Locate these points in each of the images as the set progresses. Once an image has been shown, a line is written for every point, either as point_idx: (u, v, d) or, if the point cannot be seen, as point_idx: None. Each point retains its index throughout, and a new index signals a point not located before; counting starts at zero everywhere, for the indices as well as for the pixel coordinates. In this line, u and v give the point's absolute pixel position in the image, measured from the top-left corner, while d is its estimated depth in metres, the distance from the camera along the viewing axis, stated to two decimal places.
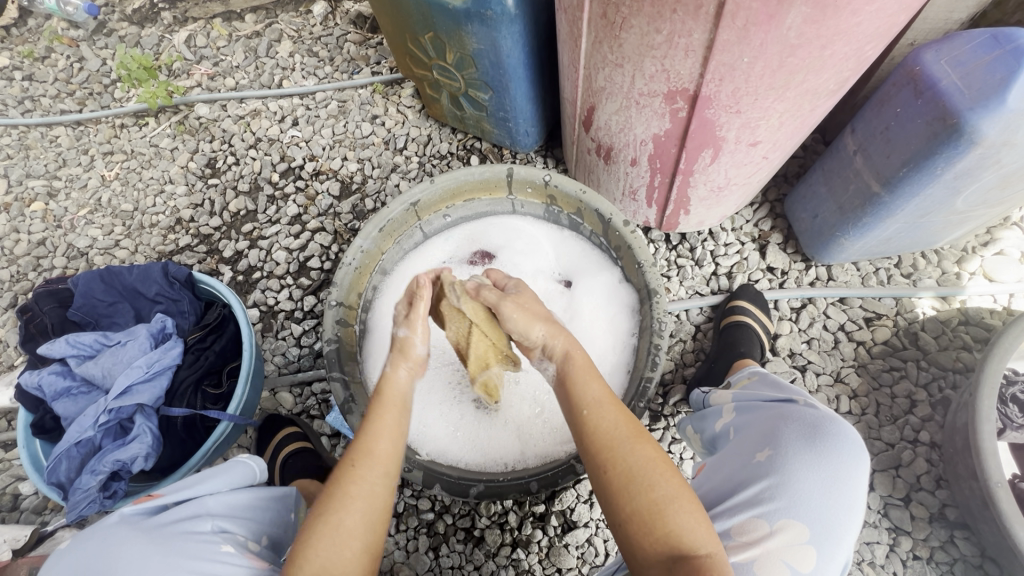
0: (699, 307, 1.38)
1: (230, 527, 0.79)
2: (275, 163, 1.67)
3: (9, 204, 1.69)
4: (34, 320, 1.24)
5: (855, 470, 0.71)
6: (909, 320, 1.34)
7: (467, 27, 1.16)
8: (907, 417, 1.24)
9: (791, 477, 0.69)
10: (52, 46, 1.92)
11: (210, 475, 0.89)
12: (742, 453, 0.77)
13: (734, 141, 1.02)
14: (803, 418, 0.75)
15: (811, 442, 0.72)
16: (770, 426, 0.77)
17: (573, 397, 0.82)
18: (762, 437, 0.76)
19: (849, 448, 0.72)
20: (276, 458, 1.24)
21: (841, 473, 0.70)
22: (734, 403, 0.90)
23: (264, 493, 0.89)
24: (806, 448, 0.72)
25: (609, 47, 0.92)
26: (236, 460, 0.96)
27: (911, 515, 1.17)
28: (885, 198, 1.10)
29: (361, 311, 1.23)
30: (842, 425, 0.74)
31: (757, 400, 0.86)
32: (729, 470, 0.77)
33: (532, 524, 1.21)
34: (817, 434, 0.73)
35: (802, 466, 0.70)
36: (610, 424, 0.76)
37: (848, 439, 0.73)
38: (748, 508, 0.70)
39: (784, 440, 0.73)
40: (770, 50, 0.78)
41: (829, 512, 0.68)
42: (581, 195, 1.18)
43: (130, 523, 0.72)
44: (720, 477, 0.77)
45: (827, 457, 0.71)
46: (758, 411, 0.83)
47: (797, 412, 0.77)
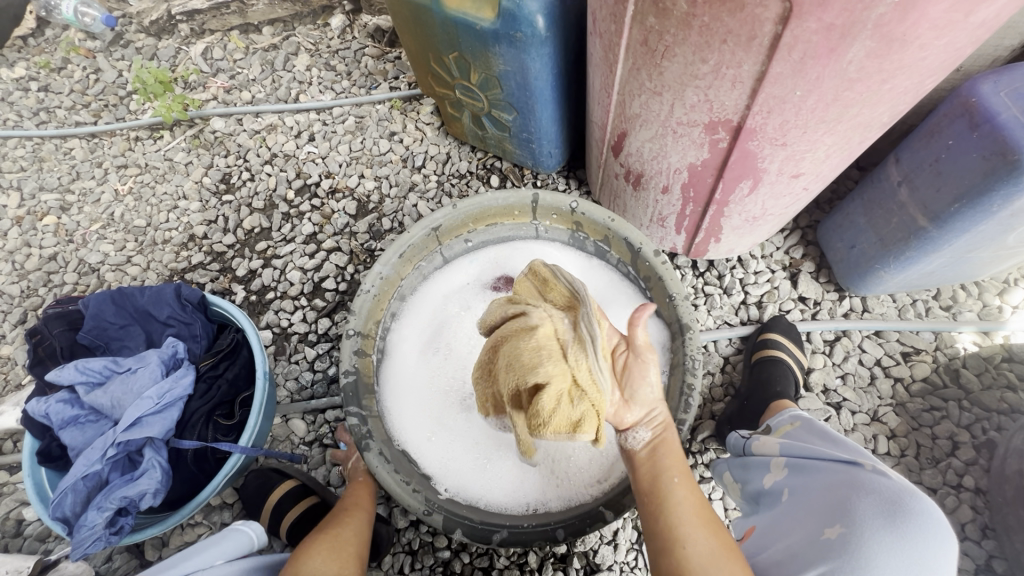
0: (727, 338, 1.33)
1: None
2: (291, 179, 1.63)
3: (21, 217, 1.67)
4: (43, 343, 1.20)
5: (943, 553, 0.64)
6: (949, 356, 1.28)
7: (493, 48, 1.12)
8: (950, 461, 1.18)
9: (867, 561, 0.64)
10: (68, 57, 1.91)
11: (198, 549, 0.85)
12: (810, 527, 0.72)
13: (775, 173, 0.97)
14: (879, 491, 0.69)
15: (890, 520, 0.66)
16: (839, 498, 0.72)
17: (657, 469, 0.85)
18: (831, 511, 0.71)
19: (936, 532, 0.65)
20: (280, 525, 1.15)
21: (929, 560, 0.63)
22: (786, 459, 0.85)
23: (259, 564, 0.85)
24: (884, 528, 0.65)
25: (649, 75, 0.88)
26: (228, 530, 0.93)
27: (956, 567, 1.10)
28: (932, 232, 1.05)
29: (379, 338, 1.18)
30: (925, 500, 0.67)
31: (816, 458, 0.81)
32: (794, 544, 0.72)
33: (553, 566, 1.15)
34: (895, 510, 0.66)
35: (879, 549, 0.64)
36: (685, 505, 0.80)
37: (934, 519, 0.66)
38: None
39: (857, 516, 0.68)
40: (826, 84, 0.74)
41: None
42: (610, 223, 1.14)
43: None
44: (784, 549, 0.74)
45: (910, 541, 0.64)
46: (820, 476, 0.77)
47: (871, 482, 0.71)
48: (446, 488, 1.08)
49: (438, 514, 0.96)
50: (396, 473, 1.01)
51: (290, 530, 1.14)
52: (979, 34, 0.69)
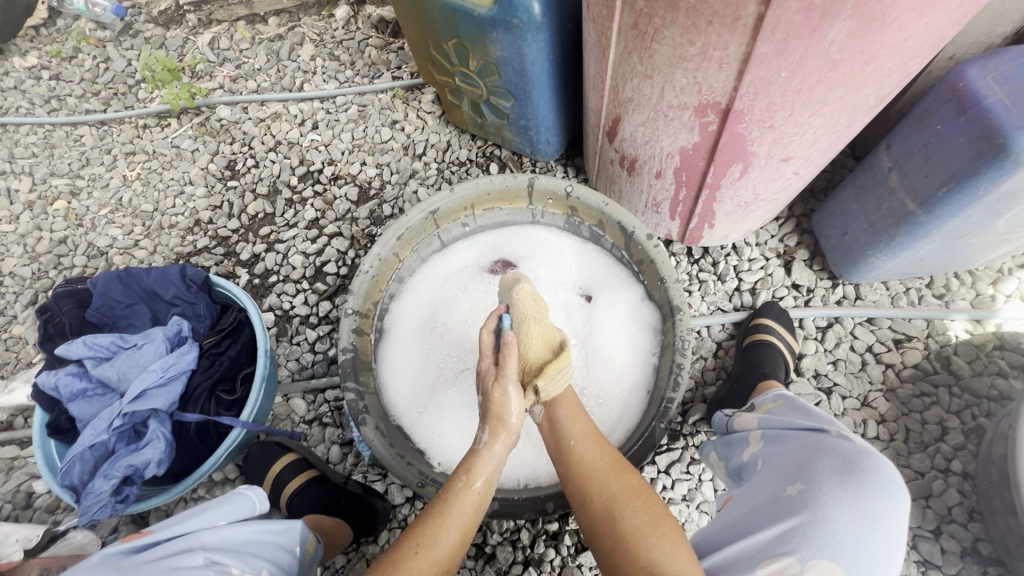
0: (720, 323, 1.35)
1: (223, 560, 0.77)
2: (294, 166, 1.67)
3: (32, 201, 1.71)
4: (53, 320, 1.24)
5: (893, 509, 0.69)
6: (941, 343, 1.29)
7: (491, 35, 1.15)
8: (938, 445, 1.19)
9: (826, 513, 0.68)
10: (79, 46, 1.95)
11: (207, 508, 0.88)
12: (774, 486, 0.76)
13: (764, 157, 0.99)
14: (837, 451, 0.74)
15: (846, 477, 0.71)
16: (802, 459, 0.76)
17: (560, 430, 0.88)
18: (795, 470, 0.75)
19: (888, 487, 0.70)
20: (281, 496, 1.19)
21: (880, 512, 0.69)
22: (762, 430, 0.89)
23: (261, 528, 0.87)
24: (841, 484, 0.70)
25: (639, 58, 0.90)
26: (234, 493, 0.95)
27: (942, 549, 1.11)
28: (921, 217, 1.06)
29: (378, 318, 1.21)
30: (879, 460, 0.72)
31: (785, 428, 0.85)
32: (757, 503, 0.76)
33: (545, 543, 1.18)
34: (852, 468, 0.72)
35: (838, 502, 0.69)
36: (593, 458, 0.83)
37: (886, 476, 0.71)
38: (779, 544, 0.68)
39: (817, 473, 0.72)
40: (810, 65, 0.75)
41: (865, 552, 0.66)
42: (603, 207, 1.17)
43: (112, 560, 0.72)
44: (747, 508, 0.77)
45: (865, 495, 0.69)
46: (789, 442, 0.81)
47: (831, 443, 0.76)
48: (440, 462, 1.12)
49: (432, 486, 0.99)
50: (391, 446, 1.04)
51: (289, 502, 1.18)
52: (960, 15, 0.71)
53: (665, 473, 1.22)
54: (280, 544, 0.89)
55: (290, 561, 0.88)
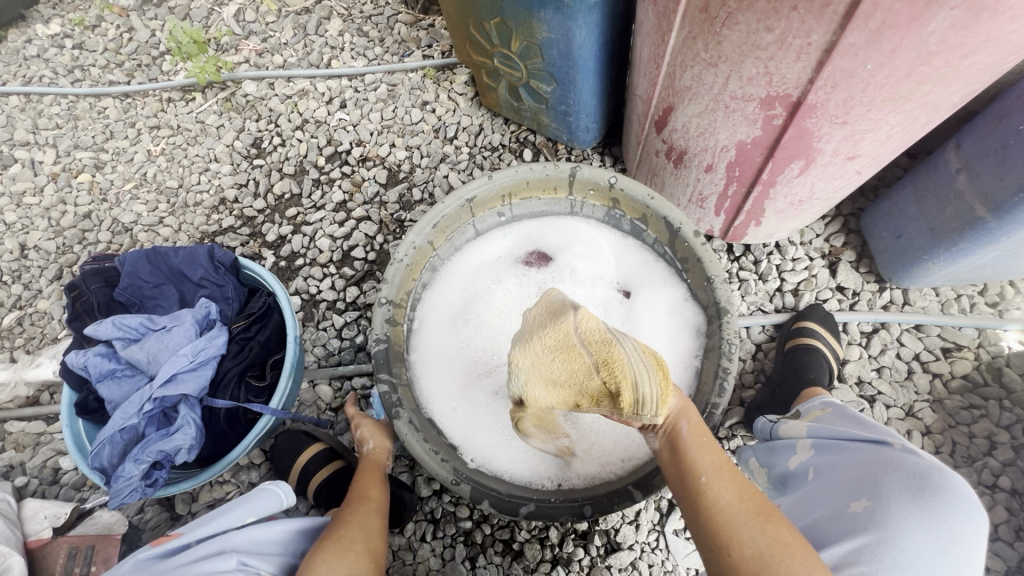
0: (761, 325, 1.30)
1: (255, 563, 0.75)
2: (322, 146, 1.62)
3: (56, 174, 1.68)
4: (80, 298, 1.22)
5: (971, 530, 0.65)
6: (992, 353, 1.24)
7: (539, 14, 1.09)
8: (986, 460, 1.15)
9: (898, 534, 0.64)
10: (102, 15, 1.90)
11: (229, 509, 0.86)
12: (834, 499, 0.72)
13: (830, 154, 0.93)
14: (906, 467, 0.70)
15: (918, 496, 0.67)
16: (867, 474, 0.72)
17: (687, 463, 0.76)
18: (858, 485, 0.71)
19: (962, 506, 0.66)
20: (309, 485, 1.18)
21: (955, 534, 0.65)
22: (812, 439, 0.84)
23: (294, 525, 0.85)
24: (914, 503, 0.66)
25: (705, 45, 0.84)
26: (259, 489, 0.93)
27: (985, 567, 1.08)
28: (991, 223, 1.00)
29: (410, 308, 1.17)
30: (952, 476, 0.68)
31: (841, 437, 0.80)
32: (817, 517, 0.73)
33: (574, 542, 1.16)
34: (925, 487, 0.67)
35: (911, 524, 0.65)
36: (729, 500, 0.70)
37: (962, 494, 0.67)
38: (848, 566, 0.65)
39: (886, 491, 0.68)
40: (901, 57, 0.69)
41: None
42: (649, 201, 1.12)
43: (143, 569, 0.73)
44: (807, 521, 0.73)
45: (941, 517, 0.65)
46: (847, 452, 0.77)
47: (897, 456, 0.72)
48: (472, 458, 1.08)
49: (467, 484, 0.97)
50: (425, 442, 1.01)
51: (317, 491, 1.17)
52: None
53: None
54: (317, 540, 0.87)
55: None
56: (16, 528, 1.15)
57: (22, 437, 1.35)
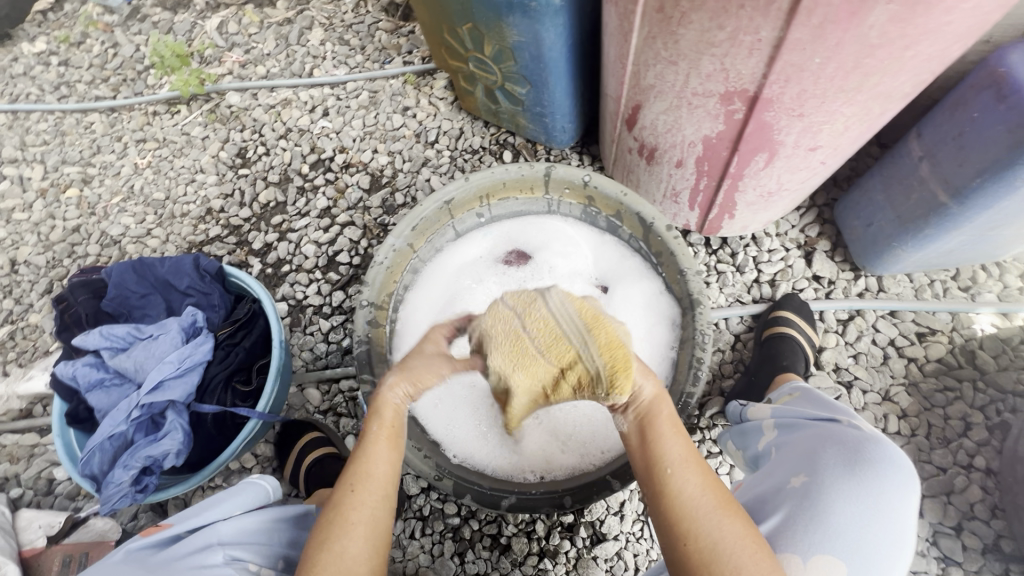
0: (739, 316, 1.32)
1: (240, 555, 0.78)
2: (305, 154, 1.65)
3: (45, 189, 1.71)
4: (68, 310, 1.24)
5: (897, 502, 0.67)
6: (966, 337, 1.26)
7: (508, 18, 1.11)
8: (961, 442, 1.17)
9: (829, 504, 0.66)
10: (87, 31, 1.93)
11: (220, 498, 0.88)
12: (777, 475, 0.74)
13: (792, 145, 0.95)
14: (845, 443, 0.72)
15: (851, 469, 0.68)
16: (807, 451, 0.74)
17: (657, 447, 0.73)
18: (799, 461, 0.73)
19: (894, 478, 0.68)
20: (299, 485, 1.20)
21: (882, 506, 0.66)
22: (775, 420, 0.87)
23: (280, 516, 0.88)
24: (846, 475, 0.68)
25: (664, 44, 0.87)
26: (247, 482, 0.95)
27: (962, 546, 1.10)
28: (953, 208, 1.02)
29: (392, 310, 1.20)
30: (884, 450, 0.70)
31: (798, 419, 0.83)
32: (758, 492, 0.74)
33: (560, 534, 1.18)
34: (858, 460, 0.69)
35: (842, 495, 0.66)
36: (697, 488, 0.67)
37: (892, 467, 0.68)
38: (780, 540, 0.66)
39: (821, 464, 0.70)
40: (846, 50, 0.72)
41: (865, 546, 0.64)
42: (622, 197, 1.14)
43: (136, 559, 0.74)
44: (749, 496, 0.75)
45: (870, 489, 0.66)
46: (798, 432, 0.80)
47: (837, 432, 0.74)
48: (455, 454, 1.10)
49: (449, 479, 0.99)
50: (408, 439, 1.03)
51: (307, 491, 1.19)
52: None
53: None
54: (302, 529, 0.90)
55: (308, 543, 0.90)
56: (11, 537, 1.17)
57: (16, 449, 1.38)
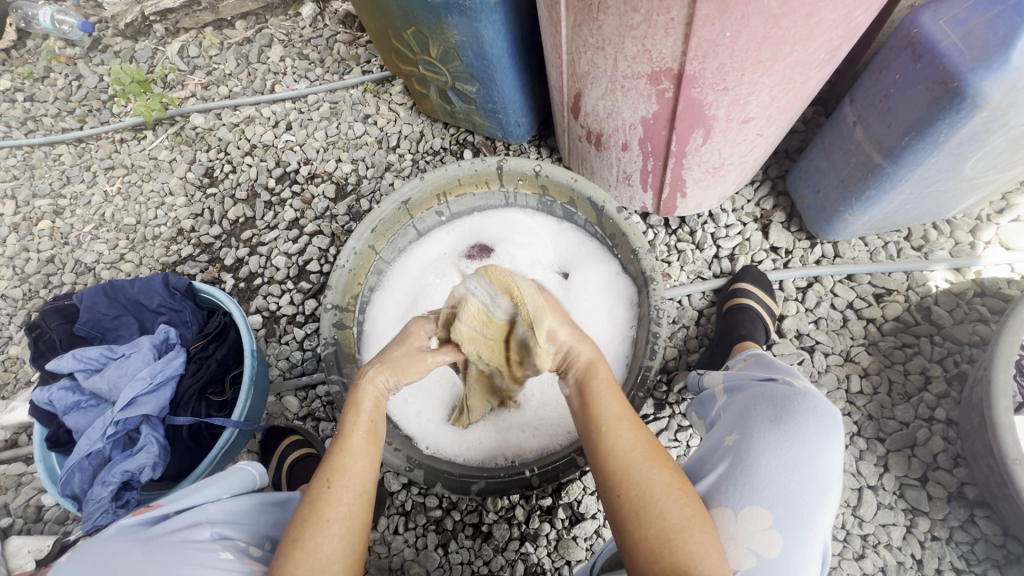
0: (700, 291, 1.36)
1: (229, 533, 0.80)
2: (271, 168, 1.67)
3: (18, 223, 1.73)
4: (43, 336, 1.26)
5: (822, 450, 0.73)
6: (921, 294, 1.29)
7: (447, 19, 1.15)
8: (921, 395, 1.20)
9: (755, 460, 0.73)
10: (51, 66, 1.95)
11: (206, 483, 0.89)
12: (716, 437, 0.81)
13: (724, 120, 0.99)
14: (773, 400, 0.79)
15: (778, 424, 0.75)
16: (742, 413, 0.81)
17: (591, 410, 0.78)
18: (734, 422, 0.80)
19: (818, 431, 0.74)
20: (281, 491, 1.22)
21: (808, 455, 0.72)
22: (727, 383, 0.93)
23: (263, 499, 0.90)
24: (772, 431, 0.74)
25: (589, 30, 0.89)
26: (235, 469, 0.97)
27: (928, 496, 1.13)
28: (888, 168, 1.06)
29: (358, 312, 1.23)
30: (807, 403, 0.76)
31: (743, 381, 0.89)
32: (700, 456, 0.82)
33: (540, 518, 1.20)
34: (784, 415, 0.76)
35: (768, 451, 0.73)
36: (628, 444, 0.73)
37: (815, 418, 0.75)
38: (715, 498, 0.73)
39: (750, 423, 0.77)
40: (753, 22, 0.76)
41: (792, 495, 0.70)
42: (573, 183, 1.17)
43: (128, 534, 0.73)
44: (694, 459, 0.83)
45: (793, 440, 0.73)
46: (739, 393, 0.86)
47: (769, 393, 0.81)
48: (428, 446, 1.15)
49: (419, 469, 1.03)
50: None
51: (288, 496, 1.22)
52: None
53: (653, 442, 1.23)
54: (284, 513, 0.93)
55: None
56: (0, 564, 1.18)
57: (4, 479, 1.39)
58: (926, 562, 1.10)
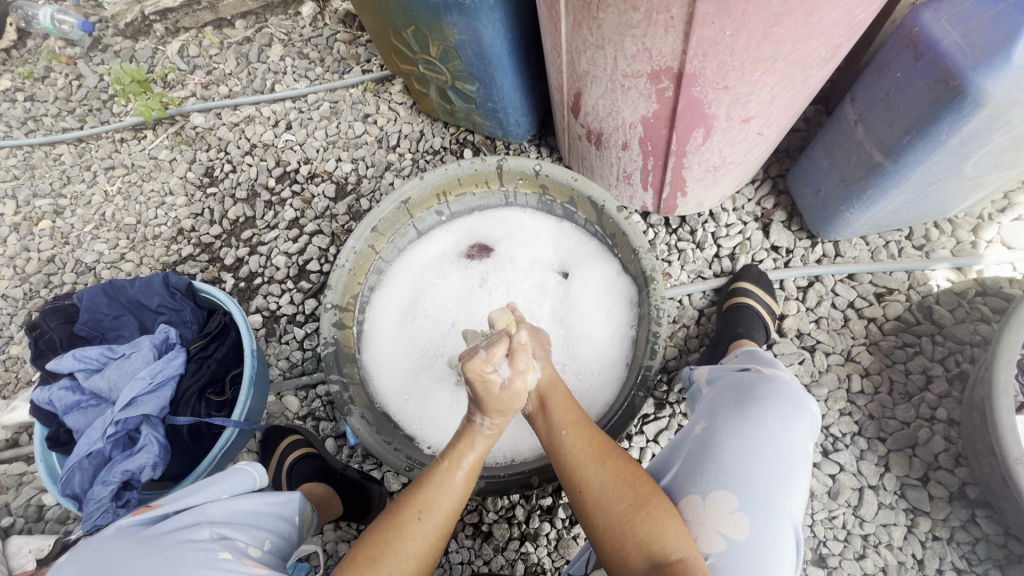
0: (701, 291, 1.35)
1: (230, 534, 0.80)
2: (271, 168, 1.67)
3: (18, 223, 1.73)
4: (43, 336, 1.26)
5: (785, 432, 0.73)
6: (922, 293, 1.29)
7: (447, 18, 1.15)
8: (923, 395, 1.20)
9: (718, 445, 0.74)
10: (51, 65, 1.95)
11: (208, 483, 0.89)
12: (687, 426, 0.82)
13: (725, 119, 0.98)
14: (738, 386, 0.80)
15: (740, 409, 0.76)
16: (712, 402, 0.82)
17: (545, 423, 0.85)
18: (703, 411, 0.81)
19: (781, 413, 0.75)
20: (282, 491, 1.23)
21: (769, 437, 0.73)
22: (705, 374, 0.94)
23: (264, 500, 0.90)
24: (735, 416, 0.75)
25: (589, 29, 0.89)
26: (236, 468, 0.97)
27: (929, 495, 1.13)
28: (889, 167, 1.05)
29: (358, 311, 1.23)
30: (771, 387, 0.77)
31: (719, 371, 0.90)
32: (673, 446, 0.83)
33: (540, 517, 1.20)
34: (746, 400, 0.77)
35: (729, 434, 0.74)
36: (576, 448, 0.78)
37: (778, 401, 0.76)
38: (684, 484, 0.74)
39: (717, 411, 0.78)
40: (753, 20, 0.75)
41: (756, 477, 0.70)
42: (573, 183, 1.17)
43: (128, 534, 0.73)
44: (667, 449, 0.84)
45: (754, 423, 0.74)
46: (713, 383, 0.88)
47: (736, 381, 0.82)
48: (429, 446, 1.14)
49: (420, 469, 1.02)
50: (378, 434, 1.07)
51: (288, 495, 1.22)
52: None
53: (654, 442, 1.23)
54: (284, 515, 0.92)
55: (290, 530, 0.93)
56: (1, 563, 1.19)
57: (5, 479, 1.39)
58: (928, 562, 1.09)
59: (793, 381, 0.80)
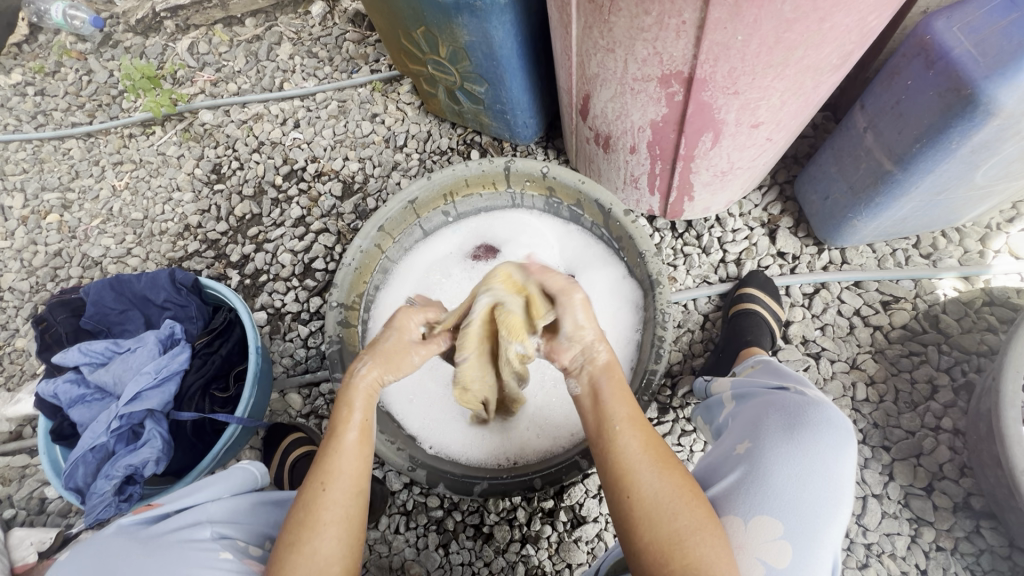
0: (706, 296, 1.35)
1: (230, 532, 0.80)
2: (278, 166, 1.68)
3: (26, 217, 1.74)
4: (49, 329, 1.26)
5: (834, 463, 0.72)
6: (929, 302, 1.28)
7: (457, 19, 1.15)
8: (928, 404, 1.19)
9: (767, 468, 0.72)
10: (62, 61, 1.97)
11: (209, 483, 0.89)
12: (725, 444, 0.81)
13: (734, 124, 0.98)
14: (785, 408, 0.79)
15: (791, 434, 0.74)
16: (754, 421, 0.80)
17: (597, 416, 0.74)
18: (745, 430, 0.79)
19: (832, 442, 0.74)
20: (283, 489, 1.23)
21: (819, 466, 0.72)
22: (734, 391, 0.93)
23: (265, 498, 0.90)
24: (784, 441, 0.74)
25: (600, 32, 0.89)
26: (236, 468, 0.97)
27: (933, 506, 1.12)
28: (898, 175, 1.05)
29: (363, 311, 1.23)
30: (820, 414, 0.76)
31: (754, 388, 0.89)
32: (708, 463, 0.81)
33: (541, 520, 1.20)
34: (796, 425, 0.75)
35: (779, 459, 0.72)
36: (633, 449, 0.69)
37: (828, 429, 0.75)
38: (725, 505, 0.72)
39: (763, 432, 0.77)
40: (765, 26, 0.75)
41: (804, 506, 0.69)
42: (580, 186, 1.16)
43: (128, 533, 0.73)
44: (702, 467, 0.82)
45: (805, 449, 0.73)
46: (750, 401, 0.86)
47: (780, 402, 0.81)
48: (431, 446, 1.15)
49: (422, 469, 1.02)
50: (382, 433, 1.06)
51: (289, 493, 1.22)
52: None
53: None
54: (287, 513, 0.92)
55: None
56: (3, 555, 1.19)
57: (8, 471, 1.40)
58: (931, 573, 1.09)
59: (837, 408, 0.79)
